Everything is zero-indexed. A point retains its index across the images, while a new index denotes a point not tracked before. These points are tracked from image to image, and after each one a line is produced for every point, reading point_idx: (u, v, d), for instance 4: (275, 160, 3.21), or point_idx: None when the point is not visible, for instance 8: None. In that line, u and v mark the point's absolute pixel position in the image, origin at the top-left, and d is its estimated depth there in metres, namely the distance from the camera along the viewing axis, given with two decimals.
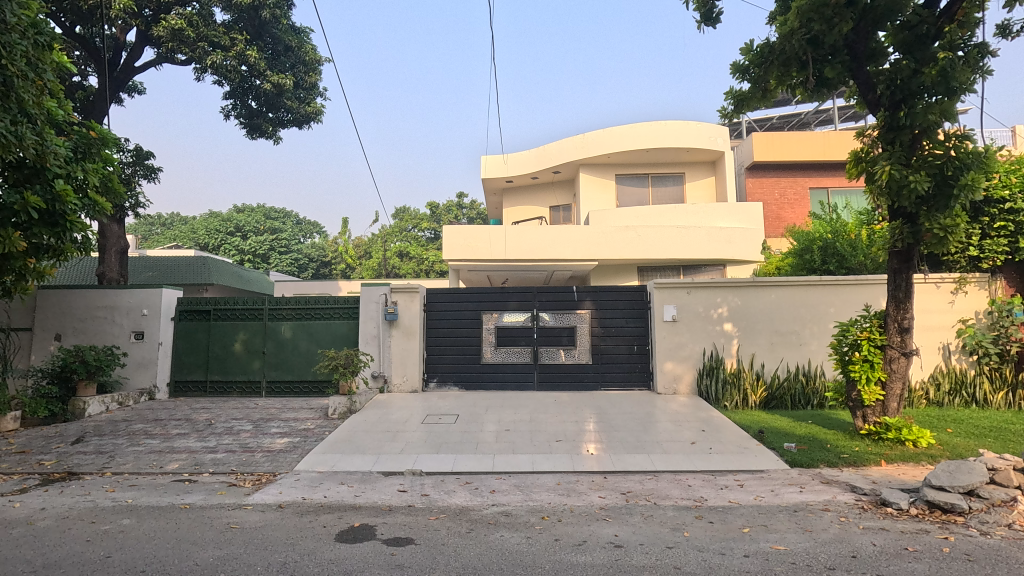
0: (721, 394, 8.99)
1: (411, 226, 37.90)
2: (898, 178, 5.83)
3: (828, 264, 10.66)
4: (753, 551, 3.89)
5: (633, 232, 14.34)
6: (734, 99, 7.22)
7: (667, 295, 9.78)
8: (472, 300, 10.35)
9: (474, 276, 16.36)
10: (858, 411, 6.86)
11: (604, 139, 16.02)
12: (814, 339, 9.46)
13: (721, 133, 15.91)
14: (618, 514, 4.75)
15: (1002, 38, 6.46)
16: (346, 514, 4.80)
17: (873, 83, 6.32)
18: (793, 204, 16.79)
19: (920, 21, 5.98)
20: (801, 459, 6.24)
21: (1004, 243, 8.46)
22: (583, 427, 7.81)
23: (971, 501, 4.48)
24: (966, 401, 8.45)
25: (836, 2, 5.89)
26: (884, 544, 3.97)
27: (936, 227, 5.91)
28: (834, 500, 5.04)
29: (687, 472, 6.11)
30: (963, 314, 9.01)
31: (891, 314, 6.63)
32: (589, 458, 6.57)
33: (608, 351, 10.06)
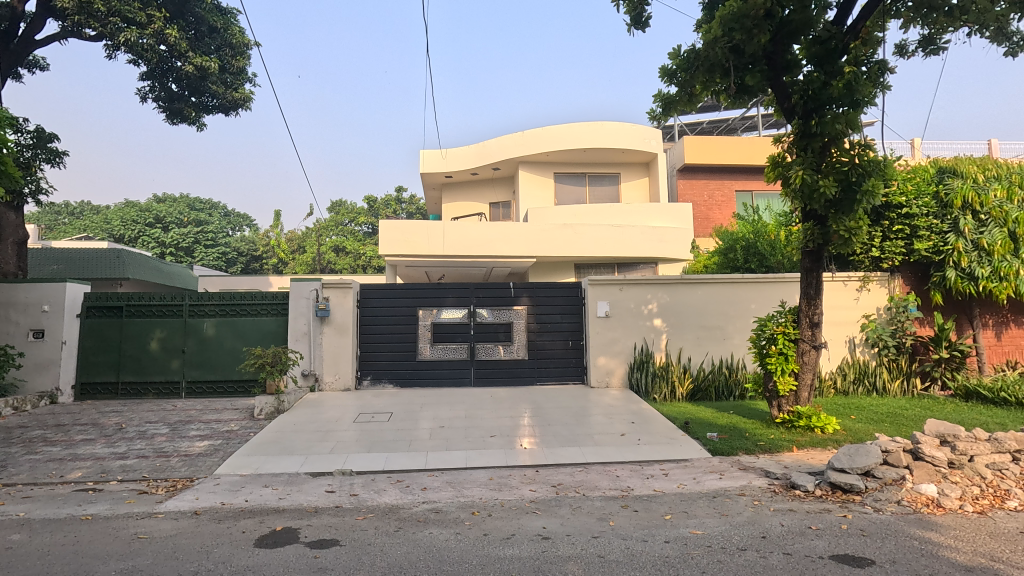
0: (651, 387, 9.32)
1: (348, 220, 36.90)
2: (810, 183, 6.26)
3: (750, 263, 11.31)
4: (673, 537, 4.05)
5: (571, 230, 14.56)
6: (662, 102, 7.50)
7: (601, 291, 10.02)
8: (408, 296, 10.18)
9: (412, 271, 16.17)
10: (774, 401, 7.30)
11: (542, 137, 16.19)
12: (737, 334, 10.00)
13: (654, 136, 16.47)
14: (547, 507, 4.83)
15: (900, 57, 7.05)
16: (267, 519, 4.61)
17: (788, 92, 6.73)
18: (720, 206, 17.66)
19: (830, 37, 6.33)
20: (723, 448, 6.56)
21: (901, 245, 9.28)
22: (518, 422, 7.88)
23: (868, 481, 4.88)
24: (868, 390, 9.17)
25: (755, 14, 6.18)
26: (790, 524, 4.25)
27: (842, 229, 6.40)
28: (749, 485, 5.35)
29: (616, 463, 6.30)
30: (867, 310, 9.75)
31: (803, 309, 7.09)
32: (522, 453, 6.63)
33: (544, 347, 10.19)
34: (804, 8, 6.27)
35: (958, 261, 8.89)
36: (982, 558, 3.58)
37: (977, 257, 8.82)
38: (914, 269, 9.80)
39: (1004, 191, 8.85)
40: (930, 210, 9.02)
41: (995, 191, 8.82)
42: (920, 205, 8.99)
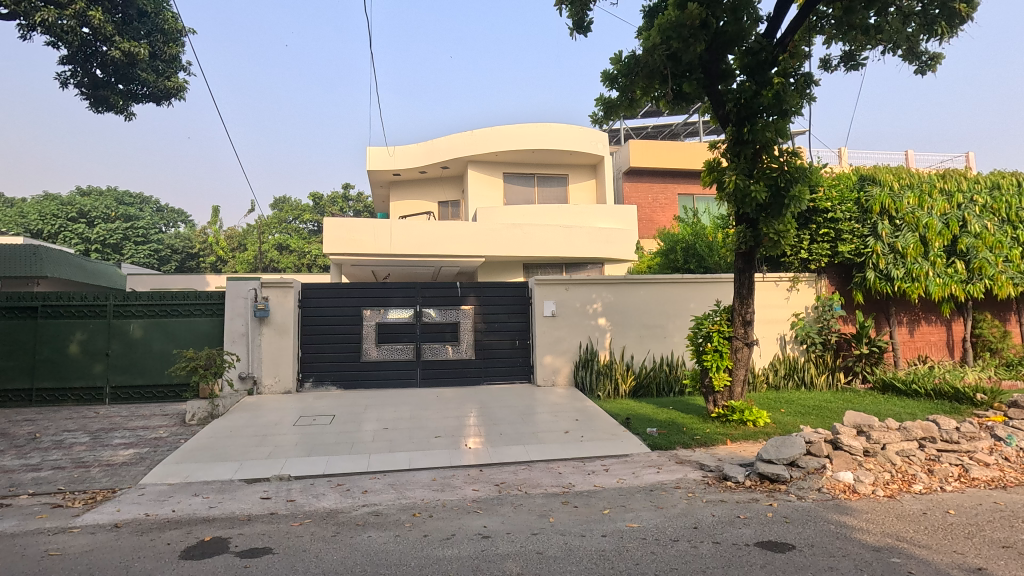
0: (595, 385, 9.51)
1: (292, 217, 35.80)
2: (742, 187, 6.57)
3: (689, 263, 11.77)
4: (610, 530, 4.15)
5: (519, 230, 14.65)
6: (603, 105, 7.67)
7: (547, 291, 10.12)
8: (353, 295, 9.96)
9: (359, 270, 15.85)
10: (710, 396, 7.60)
11: (491, 137, 16.21)
12: (677, 332, 10.36)
13: (601, 139, 16.81)
14: (489, 505, 4.85)
15: (824, 71, 7.49)
16: (195, 529, 4.40)
17: (723, 100, 7.01)
18: (664, 208, 18.22)
19: (761, 49, 6.63)
20: (661, 442, 6.78)
21: (826, 248, 9.85)
22: (464, 422, 7.86)
23: (792, 471, 5.16)
24: (797, 384, 9.65)
25: (691, 24, 6.40)
26: (720, 514, 4.43)
27: (772, 232, 6.73)
28: (685, 478, 5.55)
29: (559, 460, 6.39)
30: (796, 309, 10.25)
31: (737, 309, 7.41)
32: (467, 453, 6.62)
33: (491, 346, 10.20)
34: (737, 20, 6.54)
35: (877, 263, 9.56)
36: (890, 538, 3.85)
37: (892, 260, 9.54)
38: (838, 270, 10.44)
39: (916, 198, 9.64)
40: (852, 216, 9.65)
41: (908, 199, 9.58)
42: (844, 210, 9.59)
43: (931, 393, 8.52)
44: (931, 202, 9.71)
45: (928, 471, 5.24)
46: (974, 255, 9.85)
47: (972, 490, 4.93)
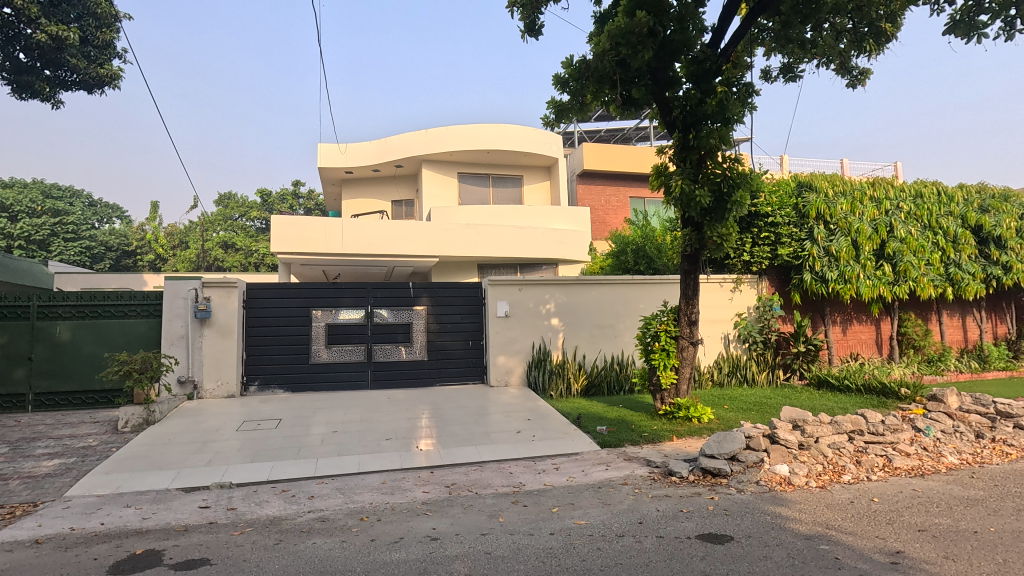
0: (548, 384, 9.61)
1: (238, 215, 34.80)
2: (688, 192, 6.79)
3: (639, 264, 12.08)
4: (558, 528, 4.21)
5: (474, 230, 14.61)
6: (555, 108, 7.76)
7: (501, 291, 10.15)
8: (302, 295, 9.69)
9: (308, 270, 15.43)
10: (658, 394, 7.81)
11: (446, 137, 16.10)
12: (627, 332, 10.61)
13: (555, 141, 16.99)
14: (439, 507, 4.82)
15: (765, 81, 7.84)
16: (126, 542, 4.17)
17: (671, 106, 7.22)
18: (616, 211, 18.60)
19: (705, 58, 6.86)
20: (611, 440, 6.91)
21: (767, 250, 10.30)
22: (416, 424, 7.77)
23: (733, 465, 5.36)
24: (740, 381, 10.02)
25: (639, 31, 6.56)
26: (665, 509, 4.57)
27: (715, 236, 6.98)
28: (632, 474, 5.69)
29: (511, 460, 6.42)
30: (739, 309, 10.68)
31: (683, 309, 7.65)
32: (418, 455, 6.55)
33: (444, 347, 10.14)
34: (683, 29, 6.75)
35: (813, 265, 10.08)
36: (820, 526, 4.07)
37: (827, 262, 10.07)
38: (778, 272, 10.93)
39: (848, 205, 10.21)
40: (790, 220, 10.14)
41: (841, 205, 10.14)
42: (783, 215, 10.07)
43: (861, 388, 9.04)
44: (862, 209, 10.32)
45: (856, 462, 5.56)
46: (899, 259, 10.53)
47: (895, 479, 5.28)
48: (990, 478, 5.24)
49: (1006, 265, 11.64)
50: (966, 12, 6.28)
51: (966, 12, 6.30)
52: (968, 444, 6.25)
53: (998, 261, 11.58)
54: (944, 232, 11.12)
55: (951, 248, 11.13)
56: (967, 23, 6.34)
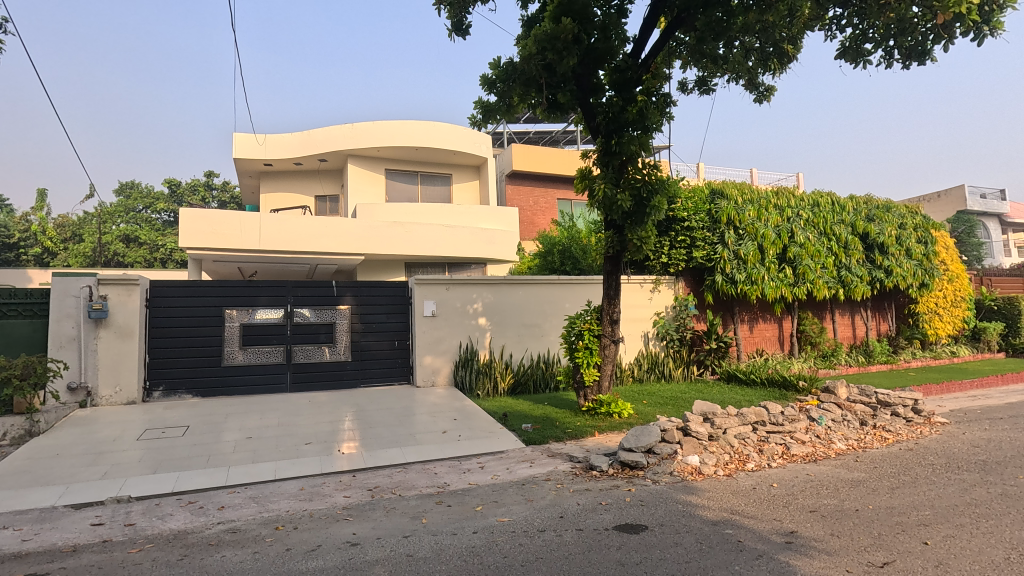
0: (475, 384, 9.64)
1: (142, 206, 32.22)
2: (610, 196, 7.05)
3: (565, 265, 12.39)
4: (481, 527, 4.23)
5: (401, 228, 14.35)
6: (482, 108, 7.79)
7: (427, 291, 10.03)
8: (214, 294, 9.12)
9: (222, 267, 14.52)
10: (581, 391, 8.04)
11: (373, 132, 15.71)
12: (553, 331, 10.83)
13: (484, 141, 17.03)
14: (360, 512, 4.70)
15: (682, 93, 8.25)
16: (1, 568, 3.75)
17: (595, 112, 7.45)
18: (544, 212, 18.93)
19: (627, 67, 7.12)
20: (535, 437, 7.04)
21: (683, 253, 10.91)
22: (338, 427, 7.54)
23: (649, 457, 5.62)
24: (658, 376, 10.52)
25: (565, 37, 6.73)
26: (585, 502, 4.71)
27: (635, 238, 7.28)
28: (555, 470, 5.83)
29: (436, 461, 6.38)
30: (658, 308, 11.16)
31: (605, 308, 7.91)
32: (340, 458, 6.36)
33: (368, 348, 9.89)
34: (607, 38, 7.00)
35: (724, 267, 10.76)
36: (725, 512, 4.36)
37: (736, 265, 10.77)
38: (693, 274, 11.58)
39: (755, 212, 10.98)
40: (704, 225, 10.80)
41: (749, 212, 10.89)
42: (697, 220, 10.74)
43: (765, 381, 9.76)
44: (767, 215, 11.14)
45: (759, 450, 6.00)
46: (798, 262, 11.45)
47: (791, 465, 5.74)
48: (870, 461, 5.83)
49: (888, 269, 12.96)
50: (854, 40, 6.94)
51: (854, 39, 6.96)
52: (853, 430, 6.93)
53: (881, 265, 12.87)
54: (837, 239, 12.21)
55: (843, 253, 12.24)
56: (855, 49, 7.01)
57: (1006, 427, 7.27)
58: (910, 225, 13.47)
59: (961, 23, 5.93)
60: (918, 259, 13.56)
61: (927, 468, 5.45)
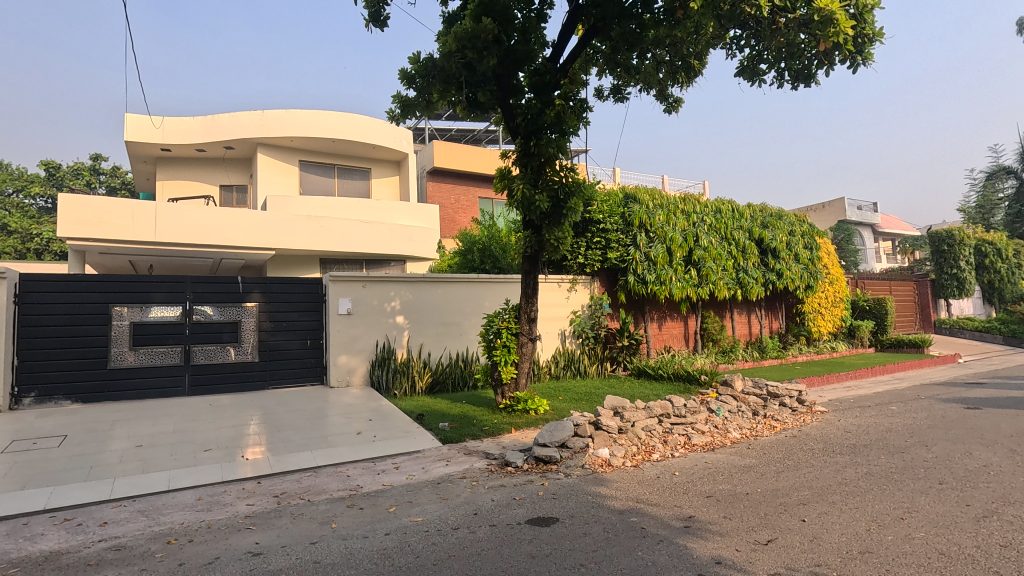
0: (392, 383, 9.46)
1: (12, 190, 28.59)
2: (528, 196, 7.17)
3: (485, 264, 12.46)
4: (393, 528, 4.17)
5: (316, 223, 13.76)
6: (401, 103, 7.66)
7: (342, 288, 9.69)
8: (100, 290, 8.32)
9: (109, 259, 13.20)
10: (499, 388, 8.10)
11: (286, 121, 14.95)
12: (472, 329, 10.85)
13: (405, 137, 16.75)
14: (264, 520, 4.47)
15: (598, 99, 8.56)
16: None
17: (514, 113, 7.55)
18: (465, 210, 18.88)
19: (545, 71, 7.27)
20: (452, 436, 7.02)
21: (598, 253, 11.33)
22: (242, 431, 7.11)
23: (562, 452, 5.79)
24: (574, 373, 10.82)
25: (485, 37, 6.75)
26: (499, 498, 4.78)
27: (553, 239, 7.45)
28: (471, 467, 5.85)
29: (348, 463, 6.19)
30: (574, 306, 11.48)
31: (523, 307, 8.03)
32: (244, 464, 6.00)
33: (278, 347, 9.40)
34: (526, 41, 7.11)
35: (636, 268, 11.28)
36: (631, 501, 4.59)
37: (647, 266, 11.32)
38: (607, 274, 12.03)
39: (664, 216, 11.62)
40: (617, 228, 11.28)
41: (659, 216, 11.51)
42: (611, 223, 11.22)
43: (671, 376, 10.34)
44: (675, 220, 11.81)
45: (663, 441, 6.36)
46: (702, 264, 12.24)
47: (692, 454, 6.14)
48: (760, 448, 6.35)
49: (779, 272, 14.15)
50: (751, 60, 7.53)
51: (751, 59, 7.55)
52: (747, 420, 7.52)
53: (774, 268, 14.04)
54: (736, 243, 13.17)
55: (741, 256, 13.21)
56: (752, 69, 7.60)
57: (873, 414, 8.18)
58: (798, 232, 14.82)
59: (840, 51, 6.58)
60: (805, 263, 14.93)
61: (807, 453, 6.03)
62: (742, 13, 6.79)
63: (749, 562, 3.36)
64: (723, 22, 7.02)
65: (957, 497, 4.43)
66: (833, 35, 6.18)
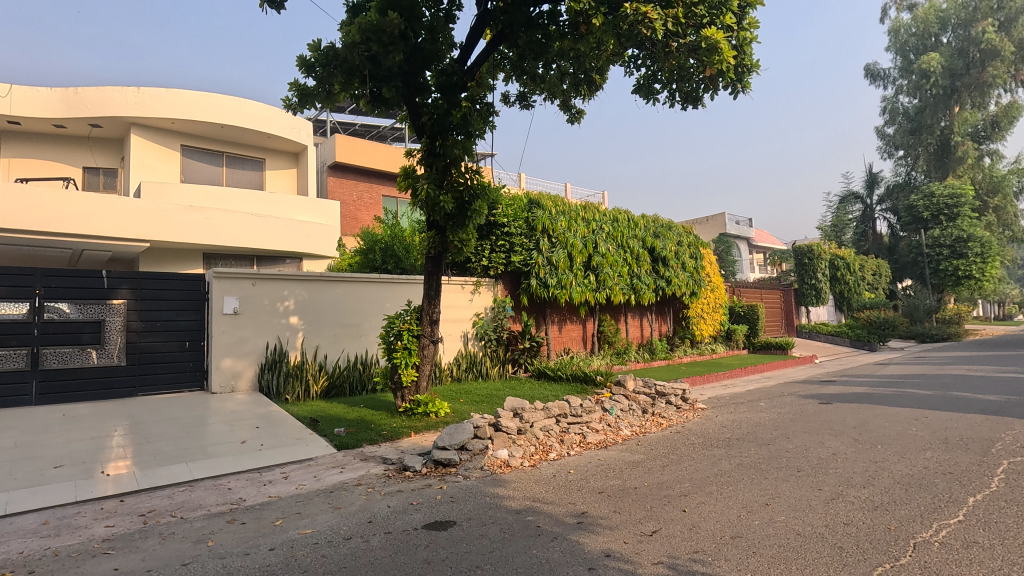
0: (282, 388, 8.90)
1: None
2: (432, 197, 7.09)
3: (387, 264, 12.15)
4: (279, 542, 3.91)
5: (200, 214, 12.65)
6: (298, 92, 7.27)
7: (228, 286, 8.93)
8: None
9: None
10: (399, 392, 7.91)
11: (166, 101, 13.61)
12: (372, 331, 10.53)
13: (304, 128, 15.95)
14: (127, 543, 4.00)
15: (504, 105, 8.68)
16: None
17: (420, 112, 7.44)
18: (367, 208, 18.29)
19: (453, 72, 7.24)
20: (348, 441, 6.74)
21: (503, 256, 11.43)
22: (104, 444, 6.33)
23: (461, 454, 5.77)
24: (476, 375, 10.84)
25: (391, 32, 6.59)
26: (396, 504, 4.65)
27: (457, 240, 7.41)
28: (367, 474, 5.65)
29: (230, 475, 5.72)
30: (478, 309, 11.48)
31: (426, 309, 7.92)
32: (104, 481, 5.34)
33: (150, 350, 8.48)
34: (433, 40, 7.05)
35: (538, 272, 11.54)
36: (528, 500, 4.67)
37: (548, 271, 11.66)
38: (510, 278, 12.22)
39: (566, 223, 12.02)
40: (521, 232, 11.48)
41: (561, 222, 11.89)
42: (515, 227, 11.39)
43: (570, 377, 10.69)
44: (576, 226, 12.28)
45: (560, 441, 6.56)
46: (600, 270, 12.81)
47: (587, 452, 6.39)
48: (648, 444, 6.76)
49: (668, 279, 15.16)
50: (647, 79, 8.01)
51: (647, 78, 8.03)
52: (637, 418, 7.97)
53: (664, 275, 15.02)
54: (631, 251, 13.93)
55: (635, 264, 13.99)
56: (647, 87, 8.09)
57: (745, 410, 9.03)
58: (685, 243, 16.00)
59: (723, 78, 7.22)
60: (691, 272, 16.13)
61: (689, 448, 6.51)
62: (639, 34, 7.19)
63: (635, 553, 3.54)
64: (622, 40, 7.38)
65: (812, 482, 5.00)
66: (718, 62, 6.74)
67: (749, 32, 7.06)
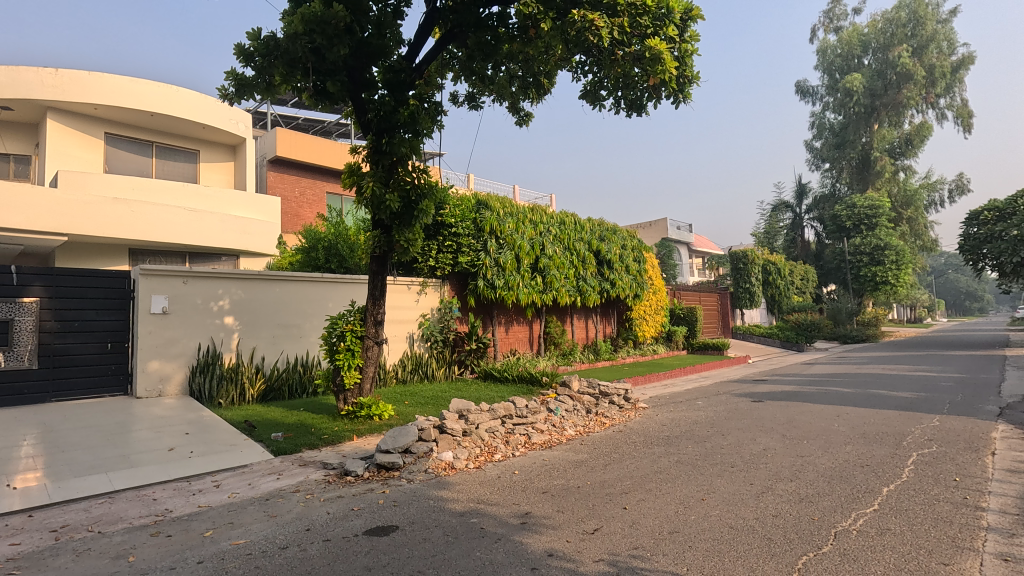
0: (215, 392, 8.47)
1: None
2: (378, 195, 6.95)
3: (330, 262, 11.81)
4: (208, 555, 3.71)
5: (125, 206, 11.88)
6: (236, 82, 6.96)
7: (156, 285, 8.40)
8: None
9: None
10: (341, 394, 7.69)
11: (89, 85, 12.70)
12: (313, 332, 10.20)
13: (242, 120, 15.30)
14: (35, 562, 3.69)
15: (453, 104, 8.62)
16: None
17: (366, 108, 7.28)
18: (310, 204, 17.73)
19: (400, 69, 7.13)
20: (286, 447, 6.48)
21: (450, 257, 11.34)
22: (11, 454, 5.81)
23: (405, 458, 5.67)
24: (421, 376, 10.71)
25: (336, 25, 6.41)
26: (335, 510, 4.51)
27: (402, 240, 7.29)
28: (306, 480, 5.46)
29: (155, 485, 5.38)
30: (424, 310, 11.33)
31: (370, 309, 7.73)
32: (9, 496, 4.90)
33: (66, 352, 7.87)
34: (381, 35, 6.91)
35: (486, 273, 11.52)
36: (472, 502, 4.65)
37: (496, 272, 11.67)
38: (458, 278, 12.14)
39: (513, 224, 12.08)
40: (469, 233, 11.42)
41: (509, 223, 11.93)
42: (462, 227, 11.32)
43: (516, 378, 10.72)
44: (524, 228, 12.36)
45: (505, 442, 6.57)
46: (547, 272, 12.95)
47: (532, 453, 6.43)
48: (591, 443, 6.88)
49: (613, 282, 15.52)
50: (593, 86, 8.17)
51: (593, 85, 8.19)
52: (581, 417, 8.11)
53: (608, 278, 15.36)
54: (577, 253, 14.16)
55: (581, 266, 14.24)
56: (594, 93, 8.25)
57: (683, 408, 9.37)
58: (629, 247, 16.42)
59: (666, 87, 7.45)
60: (634, 275, 16.59)
61: (631, 446, 6.68)
62: (587, 41, 7.31)
63: (577, 552, 3.59)
64: (570, 46, 7.47)
65: (744, 477, 5.24)
66: (660, 72, 6.98)
67: (690, 45, 7.30)
